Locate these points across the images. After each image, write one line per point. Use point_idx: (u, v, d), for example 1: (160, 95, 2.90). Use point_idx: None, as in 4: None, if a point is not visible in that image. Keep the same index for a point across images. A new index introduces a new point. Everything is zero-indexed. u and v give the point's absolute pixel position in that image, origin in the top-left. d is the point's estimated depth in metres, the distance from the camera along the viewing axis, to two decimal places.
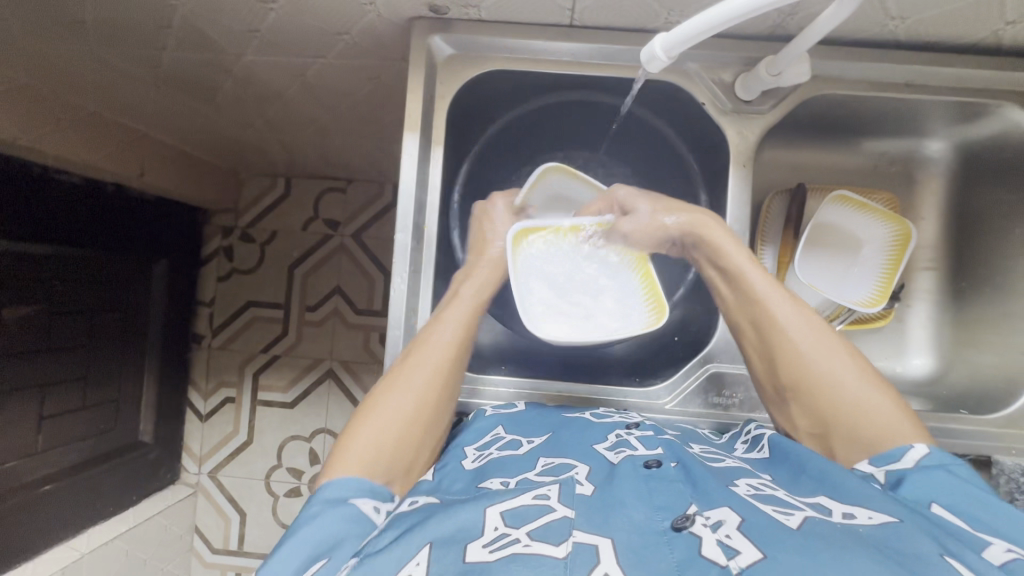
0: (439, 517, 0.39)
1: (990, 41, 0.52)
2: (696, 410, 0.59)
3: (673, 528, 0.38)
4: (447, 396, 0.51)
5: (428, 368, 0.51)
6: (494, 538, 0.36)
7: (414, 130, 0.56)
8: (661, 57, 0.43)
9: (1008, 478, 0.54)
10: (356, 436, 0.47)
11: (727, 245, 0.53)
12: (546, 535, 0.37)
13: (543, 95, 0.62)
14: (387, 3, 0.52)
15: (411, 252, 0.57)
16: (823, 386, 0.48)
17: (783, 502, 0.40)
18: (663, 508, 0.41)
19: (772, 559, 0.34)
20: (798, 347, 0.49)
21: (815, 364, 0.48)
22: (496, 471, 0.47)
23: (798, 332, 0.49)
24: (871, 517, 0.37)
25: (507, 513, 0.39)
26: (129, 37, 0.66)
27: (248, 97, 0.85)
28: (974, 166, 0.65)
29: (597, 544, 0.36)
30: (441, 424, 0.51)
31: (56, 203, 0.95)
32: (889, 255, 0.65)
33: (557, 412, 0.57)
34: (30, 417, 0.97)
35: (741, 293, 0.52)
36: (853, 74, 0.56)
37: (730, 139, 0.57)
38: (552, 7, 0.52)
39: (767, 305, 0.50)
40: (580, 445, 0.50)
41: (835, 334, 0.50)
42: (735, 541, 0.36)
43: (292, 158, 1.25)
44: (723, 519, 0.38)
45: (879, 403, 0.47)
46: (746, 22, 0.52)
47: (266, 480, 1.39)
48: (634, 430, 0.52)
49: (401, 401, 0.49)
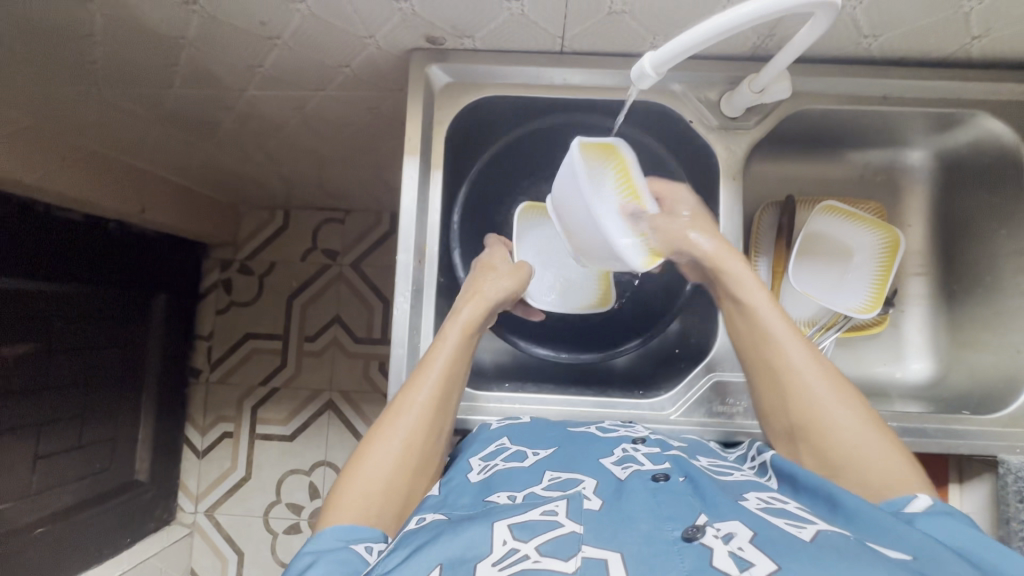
0: (450, 535, 0.39)
1: (960, 55, 0.56)
2: (700, 419, 0.58)
3: (684, 538, 0.38)
4: (438, 436, 0.52)
5: (418, 406, 0.51)
6: (503, 555, 0.36)
7: (415, 153, 0.58)
8: (650, 74, 0.45)
9: (1015, 477, 0.53)
10: (347, 491, 0.47)
11: (748, 282, 0.54)
12: (554, 550, 0.36)
13: (537, 117, 0.65)
14: (387, 36, 0.55)
15: (413, 271, 0.59)
16: (824, 429, 0.48)
17: (795, 515, 0.40)
18: (671, 519, 0.40)
19: (787, 570, 0.33)
20: (810, 390, 0.49)
21: (825, 408, 0.48)
22: (501, 484, 0.47)
23: (812, 376, 0.50)
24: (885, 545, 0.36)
25: (516, 526, 0.39)
26: (135, 76, 0.68)
27: (249, 131, 0.87)
28: (953, 173, 0.68)
29: (606, 558, 0.36)
30: (425, 478, 0.50)
31: (58, 239, 0.96)
32: (879, 262, 0.67)
33: (561, 426, 0.57)
34: (24, 457, 0.95)
35: (756, 331, 0.53)
36: (833, 90, 0.59)
37: (719, 154, 0.60)
38: (544, 35, 0.55)
39: (783, 348, 0.51)
40: (586, 457, 0.50)
41: (839, 374, 0.50)
42: (748, 553, 0.35)
43: (290, 191, 1.27)
44: (735, 531, 0.37)
45: (887, 455, 0.46)
46: (728, 40, 0.54)
47: (265, 517, 1.35)
48: (641, 446, 0.52)
49: (390, 446, 0.50)
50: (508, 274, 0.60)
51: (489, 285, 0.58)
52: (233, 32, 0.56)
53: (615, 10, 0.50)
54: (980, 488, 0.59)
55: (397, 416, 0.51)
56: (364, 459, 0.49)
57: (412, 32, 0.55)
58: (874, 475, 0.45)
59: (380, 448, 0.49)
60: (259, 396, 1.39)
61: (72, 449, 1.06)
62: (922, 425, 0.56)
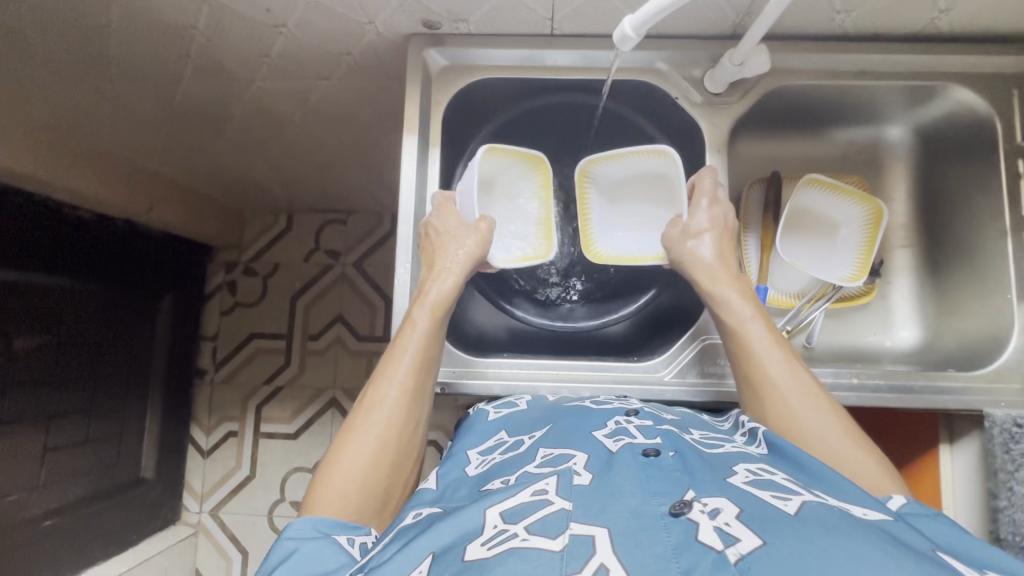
0: (444, 521, 0.40)
1: (930, 30, 0.58)
2: (694, 379, 0.61)
3: (671, 513, 0.38)
4: (412, 429, 0.54)
5: (393, 393, 0.54)
6: (492, 536, 0.37)
7: (413, 131, 0.62)
8: (631, 36, 0.47)
9: (1000, 429, 0.54)
10: (323, 489, 0.49)
11: (729, 297, 0.56)
12: (543, 529, 0.37)
13: (529, 99, 0.68)
14: (386, 21, 0.59)
15: (414, 243, 0.62)
16: (808, 435, 0.49)
17: (782, 487, 0.40)
18: (659, 494, 0.40)
19: (770, 545, 0.33)
20: (786, 399, 0.50)
21: (799, 415, 0.50)
22: (498, 472, 0.48)
23: (788, 385, 0.51)
24: (866, 512, 0.38)
25: (506, 510, 0.40)
26: (148, 69, 0.72)
27: (255, 127, 0.90)
28: (931, 147, 0.70)
29: (594, 534, 0.36)
30: (403, 471, 0.53)
31: (68, 236, 0.99)
32: (864, 232, 0.69)
33: (555, 404, 0.58)
34: (34, 449, 0.97)
35: (738, 345, 0.55)
36: (811, 65, 0.62)
37: (704, 128, 0.62)
38: (534, 18, 0.58)
39: (761, 360, 0.53)
40: (579, 433, 0.50)
41: (817, 382, 0.52)
42: (734, 529, 0.35)
43: (294, 193, 1.30)
44: (721, 507, 0.38)
45: (861, 461, 0.47)
46: (708, 19, 0.57)
47: (269, 515, 1.36)
48: (633, 419, 0.53)
49: (366, 435, 0.52)
50: (463, 230, 0.59)
51: (452, 249, 0.59)
52: (243, 20, 0.60)
53: None
54: (971, 444, 0.60)
55: (371, 406, 0.54)
56: (338, 458, 0.51)
57: (410, 17, 0.58)
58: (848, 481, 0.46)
59: (355, 444, 0.52)
60: (263, 395, 1.41)
61: (80, 443, 1.08)
62: (907, 382, 0.57)
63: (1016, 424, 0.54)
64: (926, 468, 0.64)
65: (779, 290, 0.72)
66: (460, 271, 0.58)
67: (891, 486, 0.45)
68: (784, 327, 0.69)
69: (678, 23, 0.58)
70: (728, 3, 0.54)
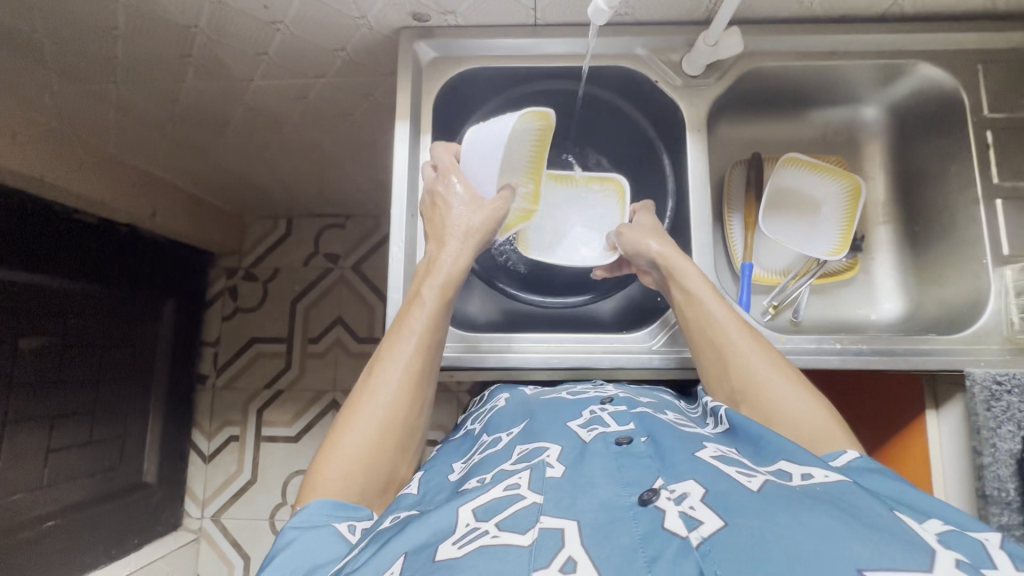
0: (416, 524, 0.40)
1: (895, 10, 0.61)
2: (681, 345, 0.63)
3: (639, 502, 0.39)
4: (416, 416, 0.55)
5: (399, 374, 0.55)
6: (465, 534, 0.37)
7: (406, 118, 0.64)
8: (604, 10, 0.50)
9: (981, 387, 0.56)
10: (325, 472, 0.50)
11: (691, 272, 0.59)
12: (513, 525, 0.37)
13: (516, 87, 0.71)
14: (378, 15, 0.62)
15: (406, 224, 0.64)
16: (767, 395, 0.51)
17: (745, 465, 0.42)
18: (631, 484, 0.42)
19: (732, 525, 0.34)
20: (745, 360, 0.53)
21: (759, 375, 0.52)
22: (480, 470, 0.50)
23: (748, 349, 0.54)
24: (826, 476, 0.39)
25: (479, 508, 0.40)
26: (152, 72, 0.74)
27: (254, 129, 0.93)
28: (905, 126, 0.73)
29: (563, 527, 0.36)
30: (405, 458, 0.54)
31: (73, 240, 1.00)
32: (844, 209, 0.71)
33: (536, 401, 0.61)
34: (37, 450, 0.98)
35: (699, 315, 0.58)
36: (783, 48, 0.65)
37: (683, 110, 0.65)
38: (518, 8, 0.61)
39: (720, 327, 0.56)
40: (554, 424, 0.53)
41: (774, 349, 0.55)
42: (698, 512, 0.36)
43: (293, 198, 1.33)
44: (688, 491, 0.39)
45: (816, 414, 0.49)
46: (683, 5, 0.61)
47: (271, 519, 1.35)
48: (607, 406, 0.56)
49: (370, 416, 0.53)
50: (473, 203, 0.61)
51: (454, 220, 0.60)
52: (241, 16, 0.62)
53: None
54: (954, 408, 0.61)
55: (376, 386, 0.54)
56: (339, 441, 0.52)
57: (400, 11, 0.61)
58: (805, 432, 0.48)
59: (357, 427, 0.53)
60: (264, 399, 1.42)
61: (83, 444, 1.09)
62: (891, 347, 0.59)
63: (995, 381, 0.55)
64: (915, 435, 0.65)
65: (766, 268, 0.74)
66: (465, 241, 0.60)
67: (844, 436, 0.48)
68: (770, 302, 0.71)
69: (655, 10, 0.62)
70: None
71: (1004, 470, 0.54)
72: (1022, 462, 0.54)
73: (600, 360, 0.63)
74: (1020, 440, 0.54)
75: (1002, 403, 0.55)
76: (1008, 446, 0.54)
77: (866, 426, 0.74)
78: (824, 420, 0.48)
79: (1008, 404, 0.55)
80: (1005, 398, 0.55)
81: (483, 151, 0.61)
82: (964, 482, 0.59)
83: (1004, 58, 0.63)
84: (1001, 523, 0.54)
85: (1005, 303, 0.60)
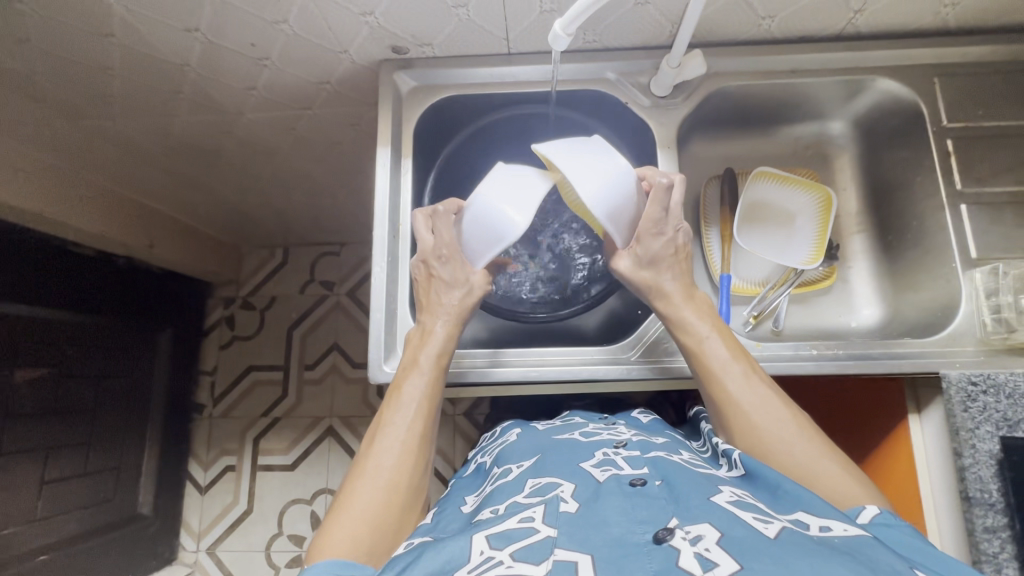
0: (433, 551, 0.41)
1: (850, 30, 0.65)
2: (657, 355, 0.65)
3: (654, 540, 0.39)
4: (421, 477, 0.56)
5: (401, 438, 0.56)
6: (479, 562, 0.38)
7: (387, 145, 0.68)
8: (562, 35, 0.54)
9: (957, 388, 0.56)
10: (330, 536, 0.48)
11: (692, 319, 0.59)
12: (527, 556, 0.38)
13: (492, 112, 0.74)
14: (359, 49, 0.66)
15: (388, 244, 0.66)
16: (774, 450, 0.52)
17: (763, 512, 0.42)
18: (644, 522, 0.42)
19: (749, 569, 0.34)
20: (747, 415, 0.54)
21: (765, 428, 0.53)
22: (491, 503, 0.51)
23: (750, 400, 0.54)
24: (846, 530, 0.40)
25: (493, 537, 0.41)
26: (148, 108, 0.78)
27: (248, 161, 0.96)
28: (871, 139, 0.75)
29: (577, 560, 0.37)
30: (411, 519, 0.53)
31: (72, 272, 1.03)
32: (817, 219, 0.73)
33: (548, 438, 0.63)
34: (31, 483, 0.99)
35: (701, 365, 0.58)
36: (746, 67, 0.68)
37: (654, 128, 0.68)
38: (491, 39, 0.65)
39: (721, 377, 0.56)
40: (568, 464, 0.54)
41: (779, 395, 0.55)
42: (713, 554, 0.36)
43: (289, 228, 1.36)
44: (703, 534, 0.38)
45: (826, 469, 0.50)
46: (647, 32, 0.64)
47: (266, 551, 1.33)
48: (621, 450, 0.56)
49: (376, 479, 0.53)
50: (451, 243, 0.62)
51: (444, 297, 0.62)
52: (229, 54, 0.66)
53: (547, 10, 0.60)
54: (936, 413, 0.61)
55: (379, 451, 0.55)
56: (345, 507, 0.51)
57: (379, 44, 0.65)
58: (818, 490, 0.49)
59: (362, 492, 0.52)
60: (261, 427, 1.41)
61: (77, 476, 1.09)
62: (866, 351, 0.60)
63: (968, 382, 0.56)
64: (899, 441, 0.65)
65: (743, 278, 0.75)
66: (454, 320, 0.61)
67: (857, 487, 0.48)
68: (751, 313, 0.72)
69: (621, 37, 0.65)
70: (663, 15, 0.61)
71: (986, 471, 0.54)
72: (1002, 462, 0.54)
73: (579, 373, 0.64)
74: (998, 440, 0.54)
75: (979, 403, 0.55)
76: (987, 446, 0.54)
77: (854, 433, 0.74)
78: (834, 475, 0.49)
79: (983, 404, 0.55)
80: (980, 399, 0.56)
81: (474, 226, 0.60)
82: (948, 486, 0.58)
83: (957, 71, 0.66)
84: (985, 526, 0.53)
85: (976, 306, 0.60)
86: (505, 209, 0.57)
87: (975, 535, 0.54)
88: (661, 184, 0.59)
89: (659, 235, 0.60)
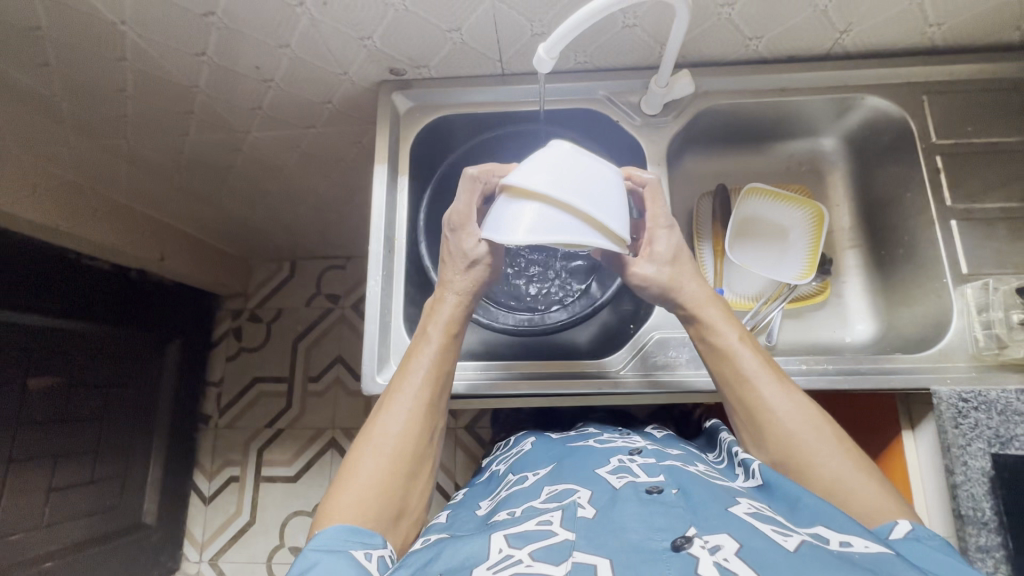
0: (454, 549, 0.42)
1: (838, 49, 0.66)
2: (647, 369, 0.65)
3: (672, 547, 0.39)
4: (427, 444, 0.56)
5: (408, 406, 0.56)
6: (498, 559, 0.39)
7: (383, 162, 0.70)
8: (546, 59, 0.55)
9: (948, 404, 0.56)
10: (339, 502, 0.50)
11: (721, 325, 0.58)
12: (546, 556, 0.39)
13: (489, 129, 0.76)
14: (359, 71, 0.68)
15: (383, 258, 0.68)
16: (812, 461, 0.51)
17: (781, 525, 0.41)
18: (661, 530, 0.41)
19: None
20: (786, 427, 0.53)
21: (806, 441, 0.52)
22: (508, 505, 0.52)
23: (786, 410, 0.53)
24: (868, 546, 0.39)
25: (511, 536, 0.42)
26: (160, 127, 0.81)
27: (254, 176, 0.99)
28: (863, 156, 0.76)
29: (597, 563, 0.37)
30: (418, 486, 0.54)
31: (86, 285, 1.06)
32: (810, 234, 0.74)
33: (563, 446, 0.65)
34: (40, 489, 1.01)
35: (733, 370, 0.56)
36: (734, 86, 0.69)
37: (644, 147, 0.69)
38: (485, 61, 0.68)
39: (756, 385, 0.55)
40: (584, 470, 0.55)
41: (812, 405, 0.54)
42: (732, 564, 0.36)
43: (296, 243, 1.40)
44: (721, 544, 0.38)
45: (863, 487, 0.49)
46: (636, 52, 0.66)
47: (268, 562, 1.34)
48: (636, 457, 0.57)
49: (382, 447, 0.54)
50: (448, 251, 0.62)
51: (452, 273, 0.61)
52: (235, 75, 0.69)
53: (537, 32, 0.62)
54: (929, 428, 0.60)
55: (387, 416, 0.56)
56: (351, 472, 0.53)
57: (379, 66, 0.68)
58: (857, 505, 0.48)
59: (368, 459, 0.53)
60: (265, 438, 1.43)
61: (83, 484, 1.11)
62: (855, 366, 0.60)
63: (960, 399, 0.56)
64: (897, 457, 0.65)
65: (737, 293, 0.75)
66: (465, 294, 0.61)
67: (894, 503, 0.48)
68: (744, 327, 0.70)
69: (610, 57, 0.67)
70: (650, 36, 0.63)
71: (979, 489, 0.54)
72: (994, 480, 0.53)
73: (572, 385, 0.65)
74: (990, 457, 0.54)
75: (971, 420, 0.55)
76: (979, 464, 0.54)
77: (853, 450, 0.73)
78: (874, 494, 0.49)
79: (975, 420, 0.55)
80: (972, 415, 0.55)
81: (513, 213, 0.54)
82: (941, 502, 0.58)
83: (946, 89, 0.67)
84: (979, 545, 0.53)
85: (968, 322, 0.60)
86: (542, 220, 0.52)
87: (969, 554, 0.53)
88: (651, 182, 0.61)
89: (649, 248, 0.60)
